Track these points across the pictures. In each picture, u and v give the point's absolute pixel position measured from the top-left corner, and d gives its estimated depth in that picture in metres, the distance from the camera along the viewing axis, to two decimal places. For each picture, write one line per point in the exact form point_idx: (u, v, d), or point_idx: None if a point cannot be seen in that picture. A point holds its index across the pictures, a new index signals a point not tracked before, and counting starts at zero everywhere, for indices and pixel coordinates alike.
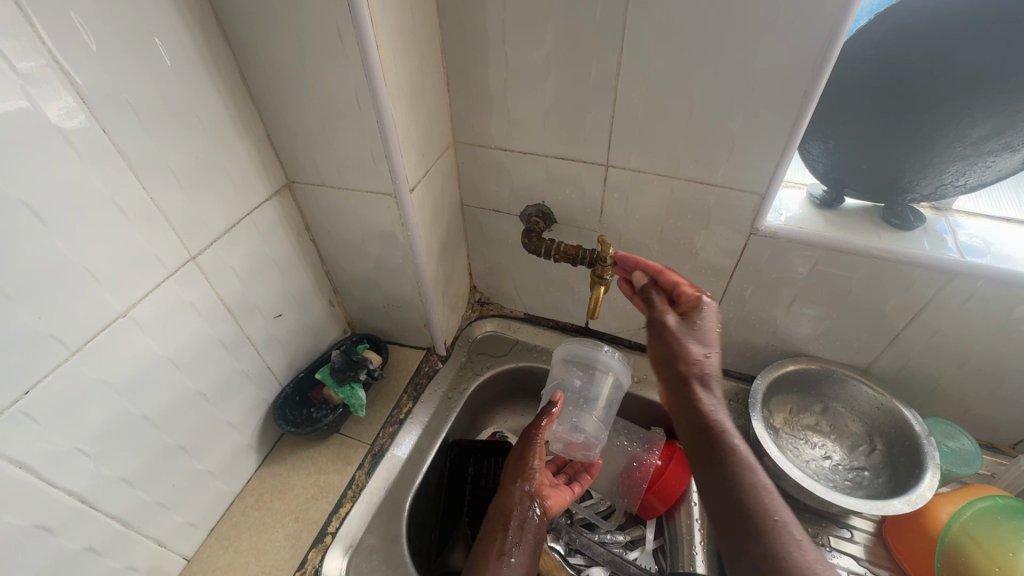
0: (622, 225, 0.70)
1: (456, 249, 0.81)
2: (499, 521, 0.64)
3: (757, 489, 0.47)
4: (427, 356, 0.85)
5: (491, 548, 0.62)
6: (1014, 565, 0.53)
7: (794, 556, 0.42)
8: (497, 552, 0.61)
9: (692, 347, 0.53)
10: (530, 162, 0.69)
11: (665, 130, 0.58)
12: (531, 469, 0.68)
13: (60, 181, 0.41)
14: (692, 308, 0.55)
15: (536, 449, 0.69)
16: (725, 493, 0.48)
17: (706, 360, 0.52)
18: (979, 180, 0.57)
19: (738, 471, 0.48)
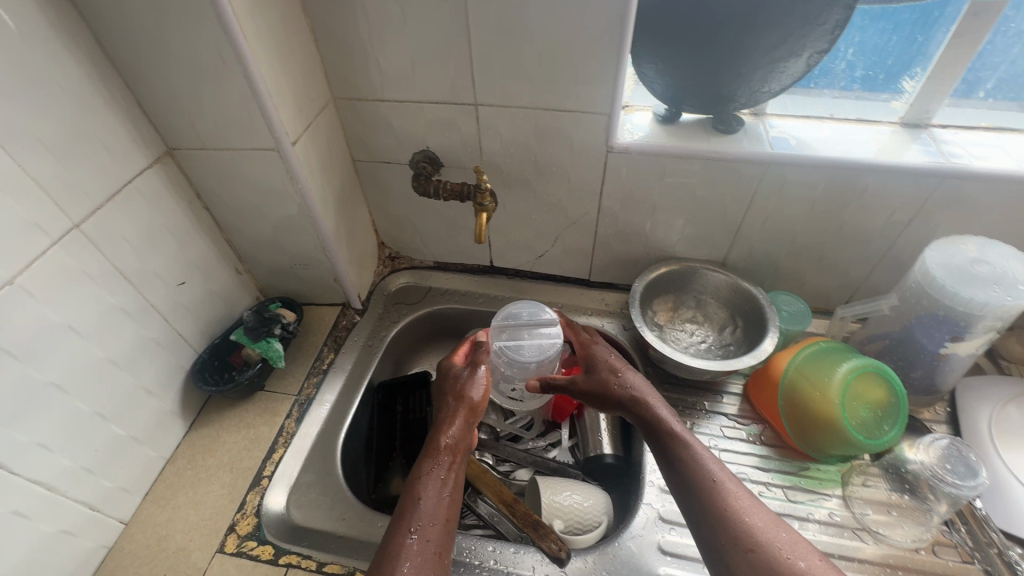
0: (500, 160, 0.77)
1: (354, 205, 0.85)
2: (440, 452, 0.60)
3: (702, 450, 0.58)
4: (344, 311, 0.89)
5: (429, 475, 0.57)
6: (822, 390, 0.66)
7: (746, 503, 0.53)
8: (438, 481, 0.57)
9: (612, 368, 0.69)
10: (408, 110, 0.74)
11: (519, 63, 0.65)
12: (476, 404, 0.66)
13: None
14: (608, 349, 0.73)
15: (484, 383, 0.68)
16: (678, 453, 0.58)
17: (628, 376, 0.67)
18: (779, 86, 0.69)
19: (688, 444, 0.59)
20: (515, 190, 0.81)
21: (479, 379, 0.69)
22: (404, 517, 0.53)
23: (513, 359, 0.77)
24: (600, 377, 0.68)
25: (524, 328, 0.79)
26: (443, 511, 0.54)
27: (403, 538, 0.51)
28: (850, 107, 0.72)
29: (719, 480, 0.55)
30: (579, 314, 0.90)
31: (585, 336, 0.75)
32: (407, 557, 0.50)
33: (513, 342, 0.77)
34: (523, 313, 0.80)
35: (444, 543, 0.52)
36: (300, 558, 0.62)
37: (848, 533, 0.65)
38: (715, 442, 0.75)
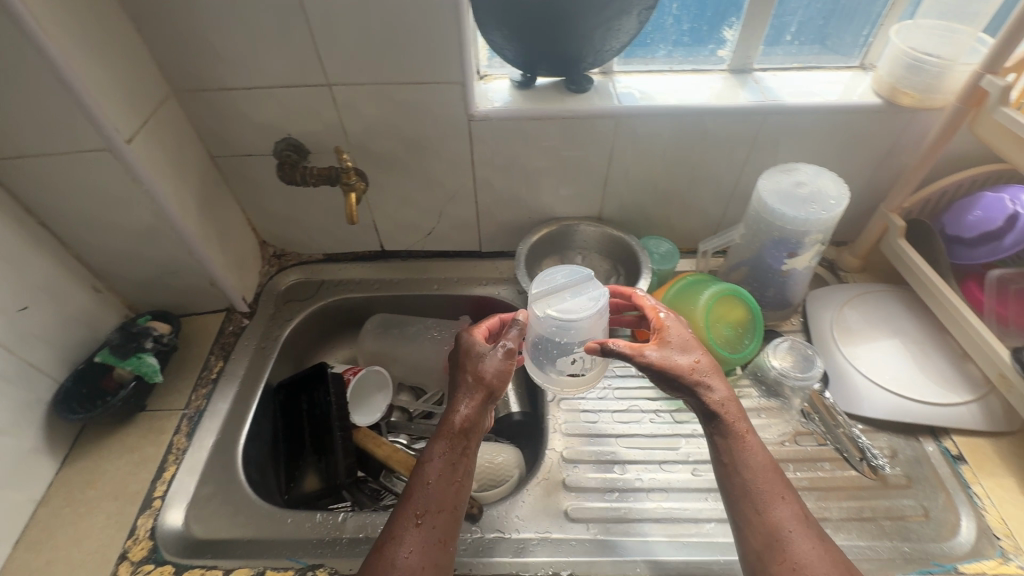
0: (367, 140, 0.76)
1: (221, 204, 0.80)
2: (452, 437, 0.56)
3: (761, 459, 0.55)
4: (230, 316, 0.86)
5: (437, 460, 0.55)
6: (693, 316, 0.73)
7: (801, 531, 0.51)
8: (449, 466, 0.55)
9: (689, 354, 0.58)
10: (259, 97, 0.71)
11: (363, 39, 0.65)
12: (495, 387, 0.58)
13: None
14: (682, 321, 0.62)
15: (508, 364, 0.60)
16: (734, 457, 0.55)
17: (707, 363, 0.58)
18: (619, 43, 0.74)
19: (745, 457, 0.55)
20: (389, 169, 0.81)
21: (501, 356, 0.60)
22: (409, 502, 0.53)
23: (570, 319, 0.57)
24: (672, 361, 0.57)
25: (570, 290, 0.60)
26: (449, 498, 0.54)
27: (408, 526, 0.52)
28: (685, 59, 0.79)
29: (766, 500, 0.53)
30: (475, 285, 0.92)
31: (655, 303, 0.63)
32: (408, 543, 0.51)
33: (560, 305, 0.59)
34: (569, 275, 0.62)
35: (449, 530, 0.53)
36: (205, 570, 0.60)
37: None
38: (609, 382, 0.80)
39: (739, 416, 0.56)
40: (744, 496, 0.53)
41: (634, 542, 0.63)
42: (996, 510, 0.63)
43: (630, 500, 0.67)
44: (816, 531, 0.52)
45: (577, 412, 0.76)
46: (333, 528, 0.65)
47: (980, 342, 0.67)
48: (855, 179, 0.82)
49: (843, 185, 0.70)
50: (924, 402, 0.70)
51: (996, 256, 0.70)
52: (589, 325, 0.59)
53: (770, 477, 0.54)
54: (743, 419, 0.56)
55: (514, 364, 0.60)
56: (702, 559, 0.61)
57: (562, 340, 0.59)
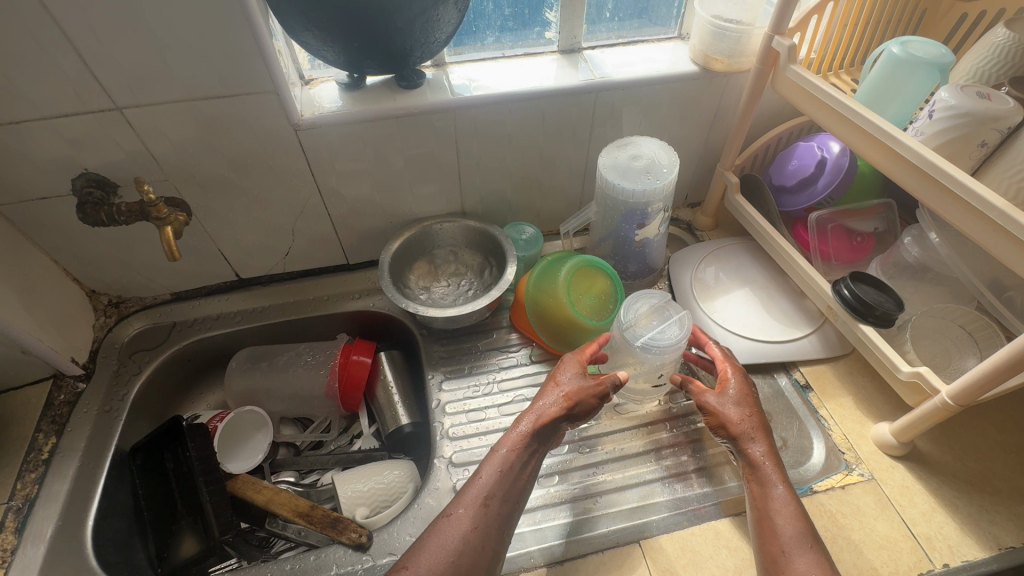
0: (183, 164, 0.69)
1: (20, 258, 0.69)
2: (529, 441, 0.60)
3: (794, 511, 0.55)
4: (59, 384, 0.75)
5: (515, 447, 0.59)
6: (554, 297, 0.75)
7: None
8: (523, 457, 0.59)
9: (742, 410, 0.63)
10: (33, 133, 0.61)
11: (143, 54, 0.57)
12: (574, 413, 0.62)
13: None
14: (746, 378, 0.66)
15: (594, 402, 0.63)
16: (765, 501, 0.57)
17: (755, 420, 0.62)
18: (443, 34, 0.71)
19: (774, 506, 0.56)
20: (219, 192, 0.74)
21: (590, 389, 0.63)
22: (480, 481, 0.57)
23: (659, 346, 0.66)
24: (722, 412, 0.63)
25: (648, 326, 0.68)
26: (515, 491, 0.57)
27: (475, 507, 0.55)
28: (515, 44, 0.79)
29: (790, 540, 0.53)
30: (348, 300, 0.88)
31: (718, 352, 0.69)
32: (469, 519, 0.54)
33: (650, 333, 0.67)
34: (654, 302, 0.71)
35: (509, 523, 0.56)
36: None
37: (610, 410, 0.75)
38: (495, 375, 0.80)
39: (779, 473, 0.58)
40: (768, 536, 0.55)
41: (525, 534, 0.63)
42: (840, 428, 0.70)
43: None
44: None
45: (463, 414, 0.76)
46: None
47: (808, 280, 0.73)
48: (693, 144, 0.87)
49: (674, 152, 0.74)
50: (773, 342, 0.76)
51: (813, 200, 0.77)
52: (675, 351, 0.67)
53: (801, 526, 0.54)
54: (781, 474, 0.58)
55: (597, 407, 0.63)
56: (589, 534, 0.63)
57: (655, 363, 0.68)
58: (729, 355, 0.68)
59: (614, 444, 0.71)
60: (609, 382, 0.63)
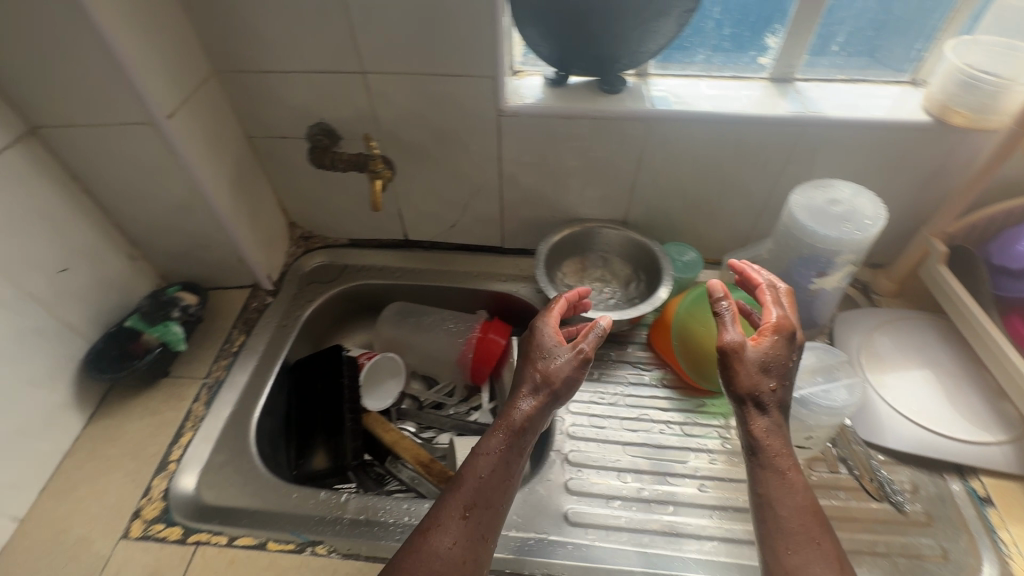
0: (397, 128, 0.77)
1: (255, 183, 0.83)
2: (517, 434, 0.57)
3: (810, 502, 0.50)
4: (254, 293, 0.88)
5: (495, 450, 0.56)
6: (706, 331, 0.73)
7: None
8: (503, 458, 0.56)
9: (768, 378, 0.53)
10: (295, 82, 0.73)
11: (400, 28, 0.65)
12: (558, 392, 0.60)
13: None
14: (793, 345, 0.55)
15: (579, 375, 0.61)
16: (769, 491, 0.51)
17: (778, 394, 0.53)
18: (657, 46, 0.72)
19: (779, 496, 0.50)
20: (418, 159, 0.81)
21: (570, 365, 0.61)
22: (460, 492, 0.54)
23: (823, 404, 0.61)
24: (744, 365, 0.53)
25: (813, 380, 0.64)
26: (497, 496, 0.54)
27: (456, 519, 0.52)
28: (725, 65, 0.77)
29: (797, 541, 0.48)
30: (496, 281, 0.93)
31: (774, 305, 0.58)
32: (452, 534, 0.51)
33: (814, 387, 0.63)
34: (823, 360, 0.66)
35: (492, 530, 0.53)
36: (211, 534, 0.62)
37: (740, 458, 0.70)
38: (623, 389, 0.79)
39: (787, 457, 0.52)
40: (777, 536, 0.49)
41: (630, 552, 0.62)
42: None
43: (631, 509, 0.66)
44: None
45: (585, 416, 0.75)
46: (332, 507, 0.66)
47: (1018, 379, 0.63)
48: (896, 200, 0.79)
49: (881, 205, 0.67)
50: (952, 438, 0.67)
51: None
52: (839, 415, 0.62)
53: (818, 522, 0.49)
54: (791, 460, 0.52)
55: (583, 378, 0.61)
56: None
57: (811, 422, 0.63)
58: (784, 313, 0.57)
59: (738, 492, 0.67)
60: (586, 348, 0.61)
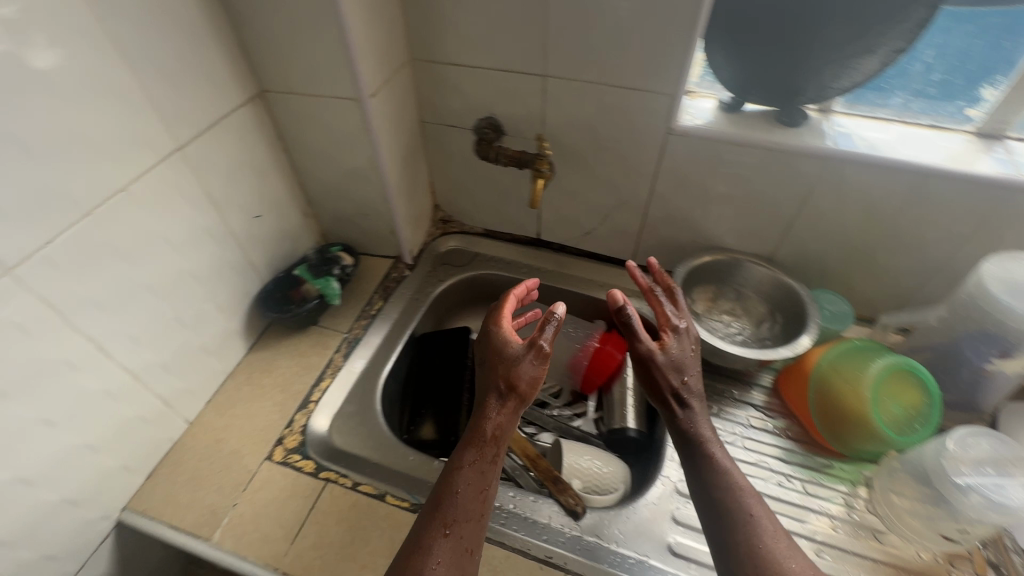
0: (562, 131, 0.80)
1: (418, 164, 0.89)
2: (489, 442, 0.60)
3: (742, 484, 0.56)
4: (396, 265, 0.94)
5: (472, 464, 0.58)
6: (849, 389, 0.68)
7: (766, 545, 0.51)
8: (472, 470, 0.57)
9: (680, 374, 0.63)
10: (479, 77, 0.77)
11: (593, 38, 0.67)
12: (519, 392, 0.63)
13: (78, 63, 0.49)
14: (690, 340, 0.66)
15: (542, 373, 0.64)
16: (716, 475, 0.57)
17: (693, 386, 0.63)
18: (851, 83, 0.67)
19: (720, 476, 0.57)
20: (573, 164, 0.83)
21: (536, 367, 0.64)
22: (440, 511, 0.55)
23: (992, 498, 0.54)
24: (674, 360, 0.63)
25: (983, 469, 0.57)
26: (477, 508, 0.55)
27: (439, 537, 0.52)
28: (923, 112, 0.71)
29: (753, 513, 0.54)
30: (618, 294, 0.93)
31: (666, 302, 0.67)
32: (438, 555, 0.51)
33: (982, 478, 0.56)
34: (998, 450, 0.58)
35: (476, 538, 0.54)
36: (338, 475, 0.68)
37: (868, 533, 0.65)
38: (740, 430, 0.76)
39: (717, 441, 0.60)
40: (729, 535, 0.53)
41: None
42: None
43: None
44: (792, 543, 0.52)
45: None
46: None
47: None
48: None
49: None
50: None
51: None
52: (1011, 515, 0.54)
53: (751, 496, 0.55)
54: (719, 444, 0.60)
55: (545, 375, 0.65)
56: None
57: (972, 516, 0.56)
58: (682, 313, 0.67)
59: (864, 569, 0.62)
60: (542, 347, 0.63)
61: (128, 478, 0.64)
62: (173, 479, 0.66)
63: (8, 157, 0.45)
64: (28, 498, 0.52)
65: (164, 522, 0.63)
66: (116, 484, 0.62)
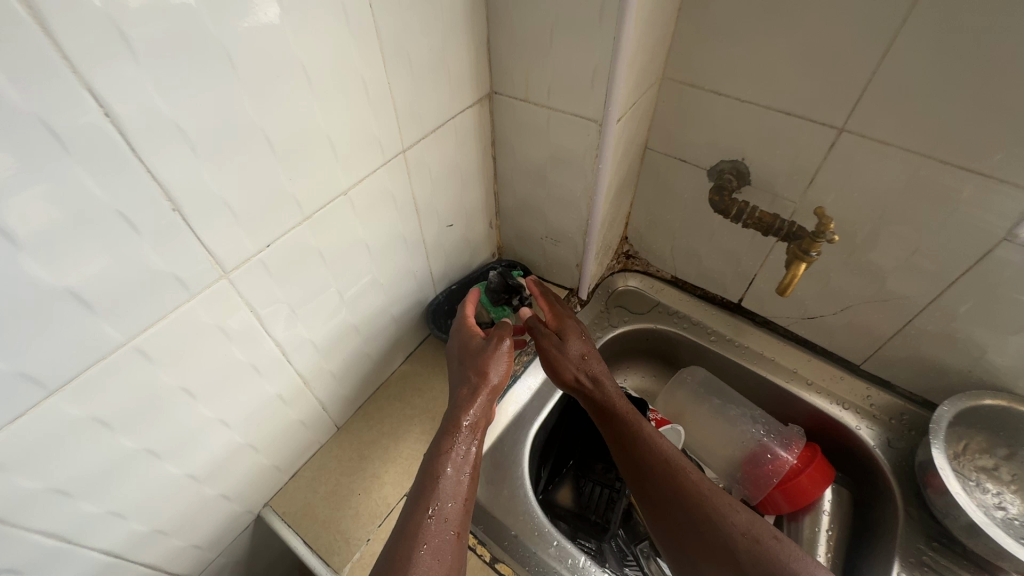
0: (833, 199, 0.62)
1: (625, 194, 0.76)
2: (463, 428, 0.54)
3: (687, 464, 0.56)
4: (568, 297, 0.84)
5: (457, 452, 0.52)
6: None
7: (724, 516, 0.53)
8: (457, 460, 0.52)
9: (587, 353, 0.62)
10: (743, 113, 0.62)
11: (946, 97, 0.49)
12: (493, 378, 0.58)
13: (338, 52, 0.42)
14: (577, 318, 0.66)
15: (506, 363, 0.59)
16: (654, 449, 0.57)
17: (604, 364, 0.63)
18: None
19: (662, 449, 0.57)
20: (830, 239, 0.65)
21: (502, 354, 0.59)
22: (422, 497, 0.49)
23: None
24: (581, 343, 0.63)
25: None
26: (462, 489, 0.51)
27: (425, 520, 0.47)
28: None
29: (713, 495, 0.54)
30: (830, 402, 0.74)
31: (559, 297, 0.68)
32: (426, 539, 0.46)
33: None
34: None
35: (462, 522, 0.49)
36: None
37: None
38: None
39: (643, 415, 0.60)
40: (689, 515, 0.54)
41: None
42: None
43: None
44: (750, 512, 0.54)
45: None
46: None
47: None
48: None
49: None
50: None
51: None
52: None
53: (691, 467, 0.56)
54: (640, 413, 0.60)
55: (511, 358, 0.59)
56: None
57: None
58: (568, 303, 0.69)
59: None
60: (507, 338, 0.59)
61: (276, 475, 0.61)
62: (314, 486, 0.63)
63: (252, 154, 0.40)
64: (192, 492, 0.50)
65: (299, 535, 0.60)
66: (265, 481, 0.60)
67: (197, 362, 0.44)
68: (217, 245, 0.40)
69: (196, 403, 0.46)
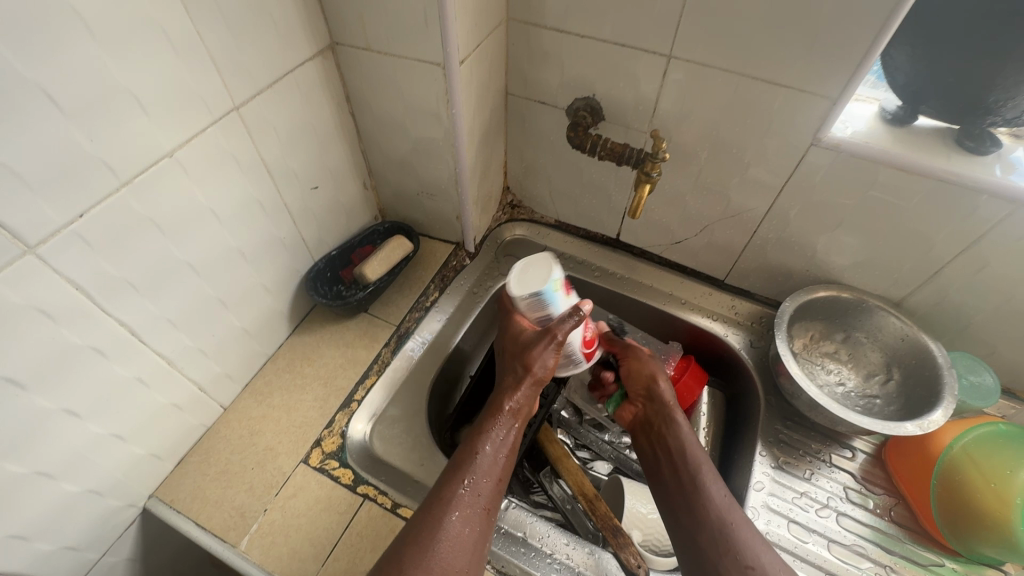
0: (675, 126, 0.66)
1: (494, 142, 0.78)
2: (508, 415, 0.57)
3: (732, 509, 0.54)
4: (456, 252, 0.85)
5: (498, 437, 0.55)
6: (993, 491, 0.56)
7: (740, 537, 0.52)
8: (495, 441, 0.55)
9: (669, 401, 0.65)
10: (584, 49, 0.64)
11: (744, 16, 0.54)
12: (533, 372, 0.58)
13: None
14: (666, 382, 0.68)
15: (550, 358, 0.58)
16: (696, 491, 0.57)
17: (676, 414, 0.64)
18: None
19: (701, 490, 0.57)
20: (679, 164, 0.70)
21: (549, 351, 0.58)
22: (461, 467, 0.52)
23: None
24: (667, 395, 0.65)
25: None
26: (497, 469, 0.53)
27: (458, 490, 0.50)
28: None
29: (735, 520, 0.53)
30: (702, 316, 0.81)
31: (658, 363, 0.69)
32: (458, 506, 0.49)
33: None
34: None
35: (493, 497, 0.52)
36: (377, 492, 0.61)
37: None
38: (834, 505, 0.65)
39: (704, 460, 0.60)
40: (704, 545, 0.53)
41: None
42: None
43: None
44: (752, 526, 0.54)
45: (785, 520, 0.63)
46: None
47: None
48: None
49: None
50: None
51: None
52: None
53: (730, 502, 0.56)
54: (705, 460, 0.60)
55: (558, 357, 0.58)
56: None
57: None
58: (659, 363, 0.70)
59: None
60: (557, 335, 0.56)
61: (157, 465, 0.59)
62: (202, 470, 0.61)
63: (31, 115, 0.37)
64: (49, 491, 0.47)
65: (190, 519, 0.58)
66: (144, 472, 0.57)
67: (17, 349, 0.41)
68: (8, 217, 0.37)
69: (27, 395, 0.43)
